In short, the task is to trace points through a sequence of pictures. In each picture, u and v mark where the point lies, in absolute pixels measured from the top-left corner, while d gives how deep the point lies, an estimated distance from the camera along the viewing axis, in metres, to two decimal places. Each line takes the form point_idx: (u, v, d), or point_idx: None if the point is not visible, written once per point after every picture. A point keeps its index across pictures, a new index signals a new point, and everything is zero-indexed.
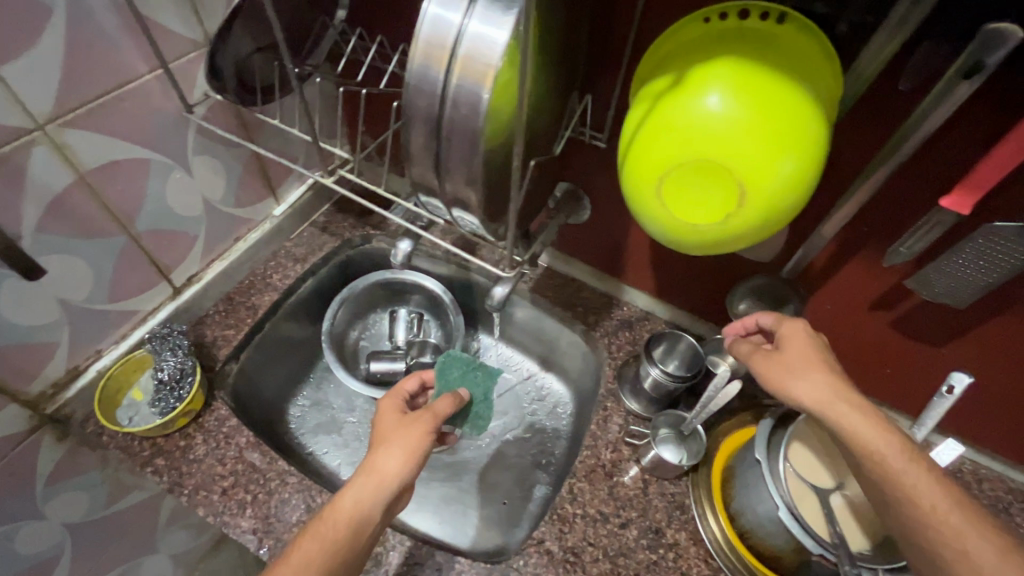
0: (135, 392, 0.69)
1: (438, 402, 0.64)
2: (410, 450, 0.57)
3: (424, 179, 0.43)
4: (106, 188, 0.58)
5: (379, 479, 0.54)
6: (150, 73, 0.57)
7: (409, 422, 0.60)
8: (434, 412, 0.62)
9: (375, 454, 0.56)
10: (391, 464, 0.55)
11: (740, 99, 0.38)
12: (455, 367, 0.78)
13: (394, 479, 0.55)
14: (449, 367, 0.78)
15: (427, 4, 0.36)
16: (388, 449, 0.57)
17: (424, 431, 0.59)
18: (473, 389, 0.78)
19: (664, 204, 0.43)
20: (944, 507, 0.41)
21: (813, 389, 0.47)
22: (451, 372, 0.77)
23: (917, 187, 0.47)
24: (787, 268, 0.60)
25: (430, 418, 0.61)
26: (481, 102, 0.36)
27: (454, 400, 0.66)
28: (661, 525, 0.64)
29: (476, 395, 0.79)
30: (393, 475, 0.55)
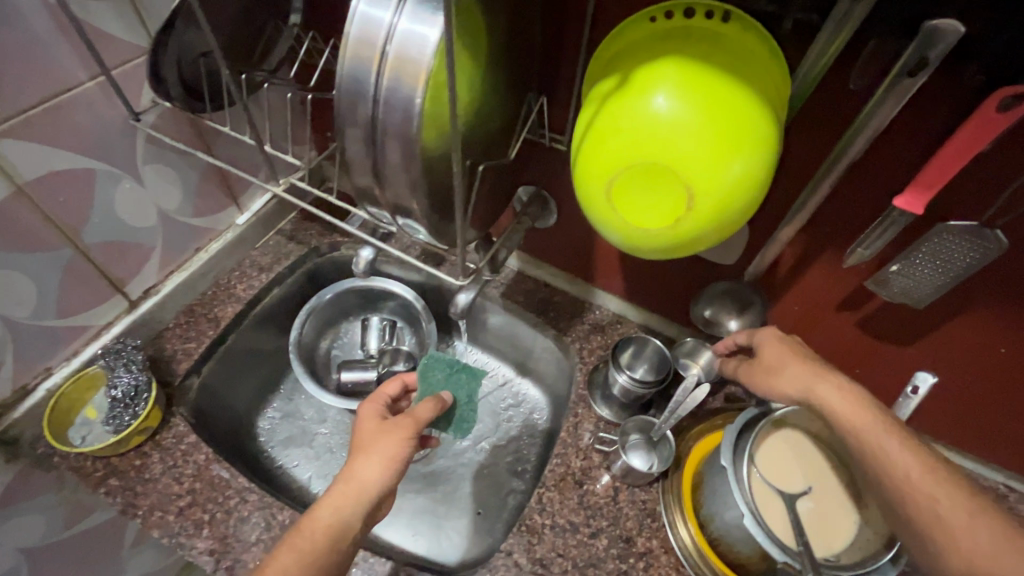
0: (89, 411, 0.66)
1: (419, 408, 0.63)
2: (389, 458, 0.56)
3: (366, 186, 0.41)
4: (48, 200, 0.56)
5: (359, 487, 0.53)
6: (91, 81, 0.55)
7: (388, 427, 0.58)
8: (415, 417, 0.61)
9: (353, 461, 0.55)
10: (370, 472, 0.55)
11: (687, 98, 0.37)
12: (437, 368, 0.73)
13: (374, 488, 0.54)
14: (432, 369, 0.73)
15: (356, 2, 0.35)
16: (366, 456, 0.55)
17: (404, 436, 0.58)
18: (456, 391, 0.72)
19: (616, 210, 0.42)
20: (918, 476, 0.43)
21: (792, 383, 0.50)
22: (434, 374, 0.72)
23: (872, 186, 0.47)
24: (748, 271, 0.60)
25: (410, 423, 0.59)
26: (413, 103, 0.35)
27: (436, 405, 0.64)
28: (631, 534, 0.63)
29: (460, 397, 0.72)
30: (374, 483, 0.54)
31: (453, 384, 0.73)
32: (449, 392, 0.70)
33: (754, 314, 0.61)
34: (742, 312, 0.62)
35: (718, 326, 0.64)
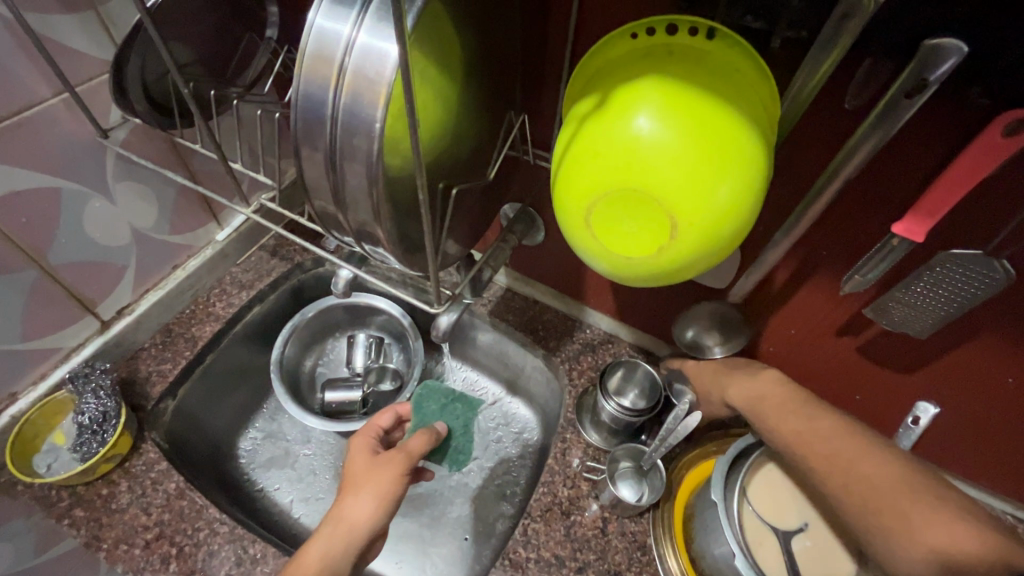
0: (56, 436, 0.64)
1: (411, 440, 0.64)
2: (382, 494, 0.57)
3: (329, 210, 0.39)
4: (9, 220, 0.54)
5: (348, 528, 0.54)
6: (55, 97, 0.53)
7: (382, 462, 0.60)
8: (409, 451, 0.62)
9: (345, 499, 0.57)
10: (361, 510, 0.56)
11: (670, 120, 0.35)
12: (431, 400, 0.75)
13: (363, 528, 0.55)
14: (427, 399, 0.75)
15: (313, 16, 0.32)
16: (359, 494, 0.57)
17: (398, 473, 0.59)
18: (451, 421, 0.75)
19: (595, 238, 0.40)
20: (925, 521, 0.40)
21: None
22: (428, 405, 0.74)
23: (869, 210, 0.44)
24: (737, 292, 0.57)
25: (404, 458, 0.61)
26: (374, 126, 0.32)
27: (428, 437, 0.65)
28: (620, 568, 0.60)
29: (456, 428, 0.75)
30: (363, 523, 0.55)
31: (448, 414, 0.75)
32: (443, 422, 0.71)
33: (737, 336, 0.59)
34: (726, 334, 0.60)
35: (699, 348, 0.61)
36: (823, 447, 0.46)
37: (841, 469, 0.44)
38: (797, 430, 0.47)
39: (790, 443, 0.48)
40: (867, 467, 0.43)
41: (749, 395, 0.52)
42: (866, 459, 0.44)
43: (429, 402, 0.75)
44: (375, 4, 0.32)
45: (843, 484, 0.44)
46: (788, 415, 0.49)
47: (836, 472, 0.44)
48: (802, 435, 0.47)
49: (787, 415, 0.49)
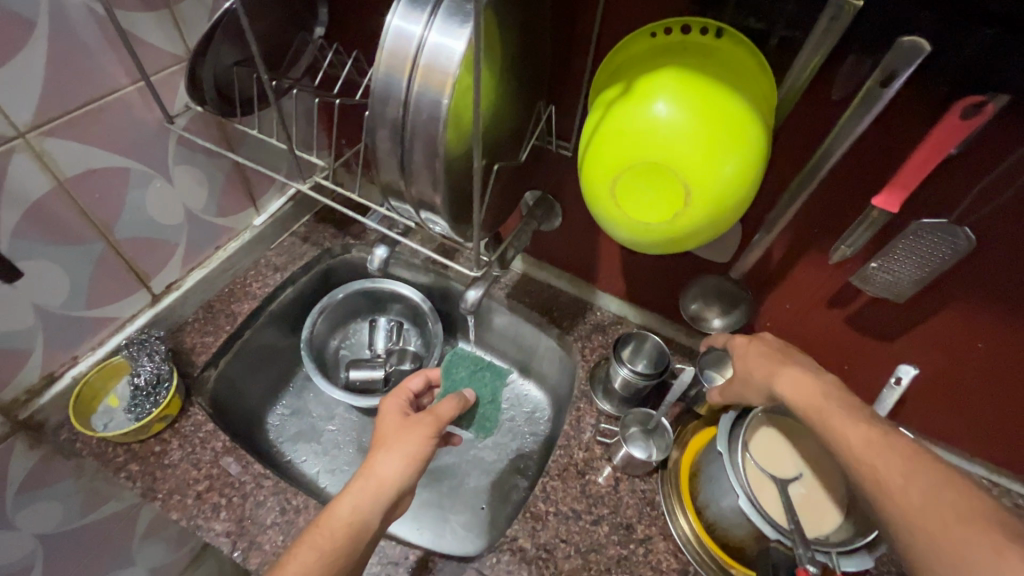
0: (111, 399, 0.69)
1: (441, 404, 0.67)
2: (411, 454, 0.60)
3: (391, 180, 0.45)
4: (86, 196, 0.60)
5: (379, 484, 0.57)
6: (131, 85, 0.59)
7: (412, 425, 0.63)
8: (439, 415, 0.65)
9: (376, 457, 0.60)
10: (391, 470, 0.59)
11: (684, 105, 0.41)
12: (461, 365, 0.82)
13: (393, 484, 0.58)
14: (456, 365, 0.82)
15: (390, 17, 0.39)
16: (389, 451, 0.60)
17: (426, 435, 0.62)
18: (481, 389, 0.81)
19: (619, 206, 0.46)
20: None
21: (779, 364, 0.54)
22: (458, 371, 0.82)
23: (856, 189, 0.51)
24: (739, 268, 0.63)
25: (432, 422, 0.64)
26: (441, 107, 0.39)
27: (457, 403, 0.68)
28: (632, 521, 0.65)
29: (484, 395, 0.81)
30: (392, 480, 0.58)
31: (476, 380, 0.82)
32: (472, 391, 0.74)
33: (737, 310, 0.67)
34: (724, 307, 0.68)
35: (702, 321, 0.70)
36: (896, 463, 0.40)
37: (919, 488, 0.38)
38: (866, 436, 0.42)
39: (854, 451, 0.42)
40: (948, 494, 0.37)
41: (801, 392, 0.49)
42: (948, 491, 0.38)
43: (458, 368, 0.82)
44: (443, 8, 0.39)
45: (917, 504, 0.38)
46: (852, 421, 0.44)
47: (913, 499, 0.38)
48: (874, 444, 0.42)
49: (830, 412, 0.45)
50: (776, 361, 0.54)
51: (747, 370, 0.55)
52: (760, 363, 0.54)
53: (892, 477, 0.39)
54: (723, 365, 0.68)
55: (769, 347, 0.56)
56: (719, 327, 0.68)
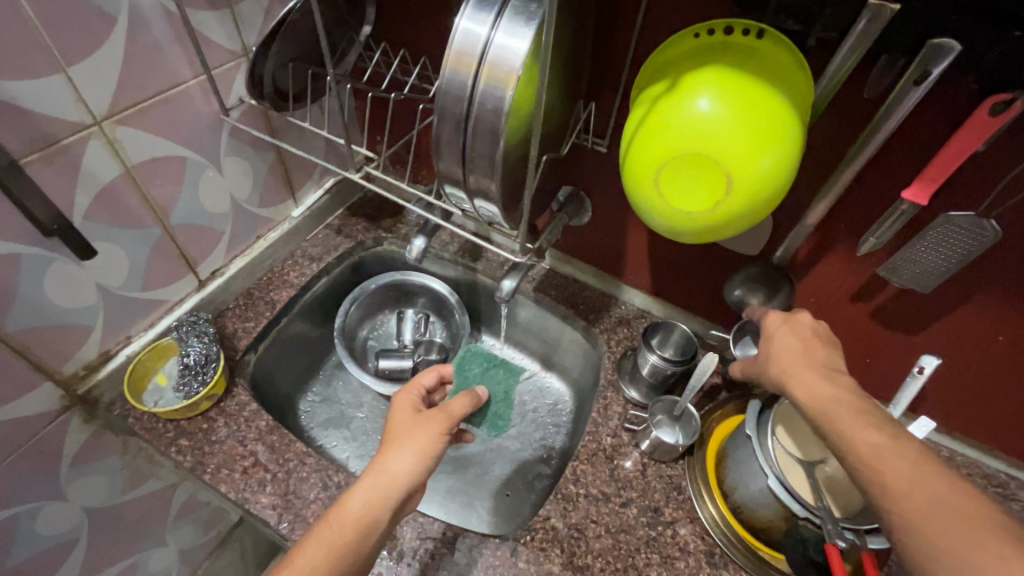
0: (160, 377, 0.73)
1: (454, 402, 0.63)
2: (422, 451, 0.57)
3: (449, 168, 0.48)
4: (147, 181, 0.63)
5: (390, 479, 0.54)
6: (194, 79, 0.62)
7: (421, 423, 0.59)
8: (450, 412, 0.61)
9: (386, 453, 0.56)
10: (401, 464, 0.55)
11: (726, 100, 0.44)
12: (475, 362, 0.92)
13: (404, 481, 0.55)
14: (470, 362, 0.92)
15: (459, 19, 0.42)
16: (400, 448, 0.56)
17: (439, 431, 0.59)
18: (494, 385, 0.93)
19: (660, 195, 0.49)
20: None
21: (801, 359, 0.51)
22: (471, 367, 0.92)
23: (885, 184, 0.54)
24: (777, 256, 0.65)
25: (444, 419, 0.60)
26: (504, 101, 0.42)
27: (470, 401, 0.65)
28: (659, 504, 0.67)
29: (497, 393, 0.93)
30: (403, 476, 0.55)
31: (490, 377, 0.93)
32: (483, 388, 0.71)
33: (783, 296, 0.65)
34: (769, 296, 0.66)
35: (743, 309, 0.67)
36: (898, 467, 0.40)
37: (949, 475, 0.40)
38: (873, 441, 0.42)
39: (860, 455, 0.42)
40: (945, 496, 0.38)
41: (816, 392, 0.48)
42: (947, 493, 0.38)
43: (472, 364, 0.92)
44: (508, 11, 0.42)
45: (910, 498, 0.38)
46: (862, 425, 0.43)
47: (916, 505, 0.38)
48: (879, 449, 0.41)
49: (850, 402, 0.46)
50: (802, 359, 0.52)
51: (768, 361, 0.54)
52: (784, 357, 0.53)
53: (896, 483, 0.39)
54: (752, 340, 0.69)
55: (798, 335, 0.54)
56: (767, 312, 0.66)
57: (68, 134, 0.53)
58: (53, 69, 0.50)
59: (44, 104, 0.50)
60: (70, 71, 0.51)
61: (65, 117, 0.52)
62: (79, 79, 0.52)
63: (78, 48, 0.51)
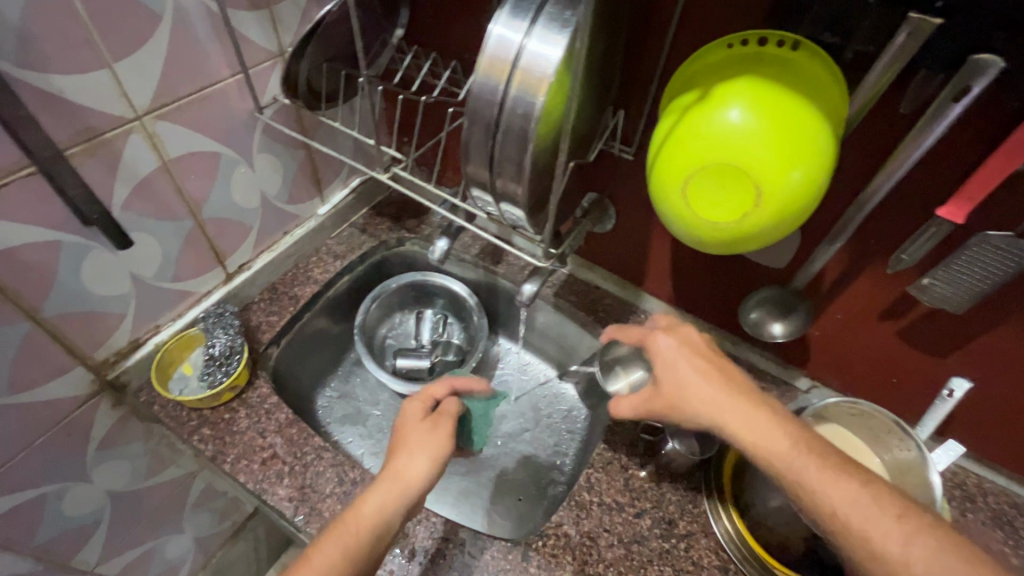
0: (186, 366, 0.74)
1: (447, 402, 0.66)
2: (435, 455, 0.58)
3: (477, 172, 0.48)
4: (182, 176, 0.65)
5: (405, 483, 0.55)
6: (231, 77, 0.64)
7: (430, 426, 0.61)
8: (451, 415, 0.64)
9: (397, 459, 0.57)
10: (417, 468, 0.57)
11: (758, 112, 0.44)
12: None
13: (420, 484, 0.56)
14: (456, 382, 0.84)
15: (493, 25, 0.42)
16: (413, 453, 0.58)
17: (447, 435, 0.60)
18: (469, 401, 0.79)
19: (688, 205, 0.49)
20: None
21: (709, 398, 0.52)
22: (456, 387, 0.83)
23: (918, 200, 0.52)
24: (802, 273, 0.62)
25: (450, 422, 0.62)
26: (535, 107, 0.42)
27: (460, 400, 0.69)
28: (673, 517, 0.67)
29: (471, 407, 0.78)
30: (418, 480, 0.56)
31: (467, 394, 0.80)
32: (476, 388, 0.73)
33: (798, 317, 0.65)
34: (786, 316, 0.66)
35: (765, 334, 0.67)
36: (884, 523, 0.43)
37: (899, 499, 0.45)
38: (850, 495, 0.44)
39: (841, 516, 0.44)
40: (930, 541, 0.42)
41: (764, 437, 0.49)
42: (930, 537, 0.42)
43: None
44: (543, 17, 0.42)
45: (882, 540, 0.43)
46: (829, 476, 0.46)
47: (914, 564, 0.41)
48: (858, 504, 0.44)
49: None
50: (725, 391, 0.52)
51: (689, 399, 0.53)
52: (707, 393, 0.52)
53: (887, 542, 0.42)
54: (631, 365, 0.70)
55: (700, 357, 0.56)
56: (780, 335, 0.66)
57: (111, 127, 0.55)
58: (99, 63, 0.51)
59: (90, 98, 0.52)
60: (116, 67, 0.53)
61: (109, 112, 0.54)
62: (123, 74, 0.54)
63: (125, 45, 0.53)
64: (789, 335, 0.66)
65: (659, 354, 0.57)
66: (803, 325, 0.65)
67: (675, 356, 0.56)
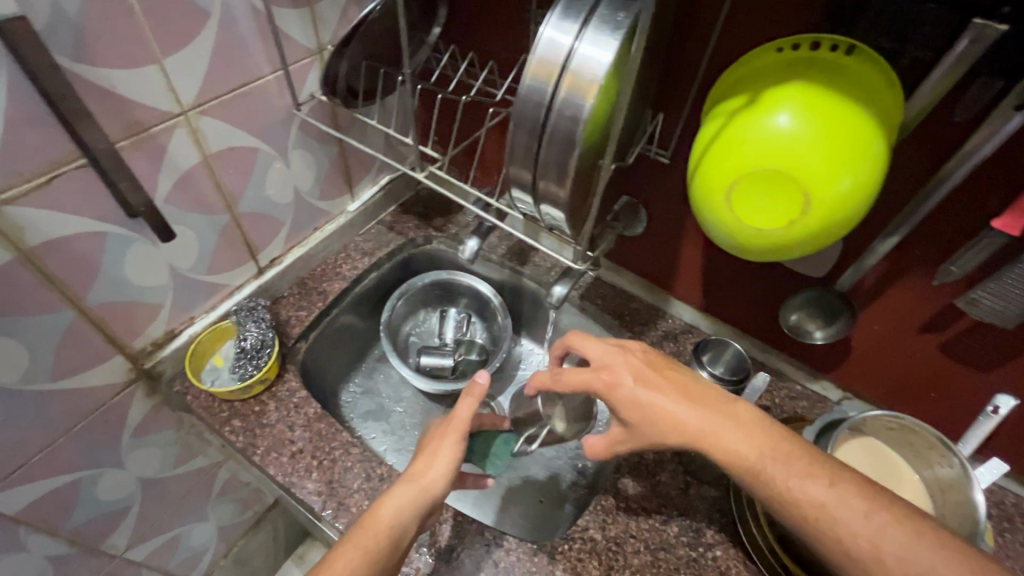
0: (217, 359, 0.75)
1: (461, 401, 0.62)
2: (450, 459, 0.58)
3: (519, 173, 0.48)
4: (222, 170, 0.66)
5: (419, 488, 0.55)
6: (272, 74, 0.65)
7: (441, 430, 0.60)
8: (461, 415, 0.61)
9: (418, 463, 0.58)
10: (434, 474, 0.56)
11: (809, 117, 0.43)
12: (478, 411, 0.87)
13: (436, 490, 0.55)
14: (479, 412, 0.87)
15: (543, 28, 0.42)
16: (429, 459, 0.58)
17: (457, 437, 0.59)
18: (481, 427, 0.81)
19: (732, 211, 0.48)
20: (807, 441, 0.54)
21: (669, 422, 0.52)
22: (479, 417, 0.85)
23: (970, 210, 0.51)
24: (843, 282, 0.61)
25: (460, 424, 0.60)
26: (583, 111, 0.42)
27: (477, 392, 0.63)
28: (701, 525, 0.66)
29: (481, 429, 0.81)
30: (434, 486, 0.56)
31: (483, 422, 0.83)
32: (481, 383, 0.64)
33: (840, 322, 0.64)
34: (828, 320, 0.65)
35: (801, 334, 0.67)
36: (853, 521, 0.43)
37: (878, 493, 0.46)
38: (820, 497, 0.45)
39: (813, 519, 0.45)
40: (899, 533, 0.43)
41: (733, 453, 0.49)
42: (900, 528, 0.43)
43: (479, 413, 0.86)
44: (594, 21, 0.42)
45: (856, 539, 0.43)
46: (797, 480, 0.46)
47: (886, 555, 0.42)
48: (827, 506, 0.44)
49: None
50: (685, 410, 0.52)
51: (653, 423, 0.53)
52: (667, 415, 0.52)
53: (858, 540, 0.43)
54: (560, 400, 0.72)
55: (652, 377, 0.56)
56: (820, 339, 0.66)
57: (157, 122, 0.56)
58: (150, 59, 0.52)
59: (140, 93, 0.53)
60: (165, 63, 0.54)
61: (157, 106, 0.55)
62: (171, 70, 0.55)
63: (175, 41, 0.54)
64: (830, 339, 0.65)
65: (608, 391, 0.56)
66: (845, 330, 0.64)
67: (632, 388, 0.55)
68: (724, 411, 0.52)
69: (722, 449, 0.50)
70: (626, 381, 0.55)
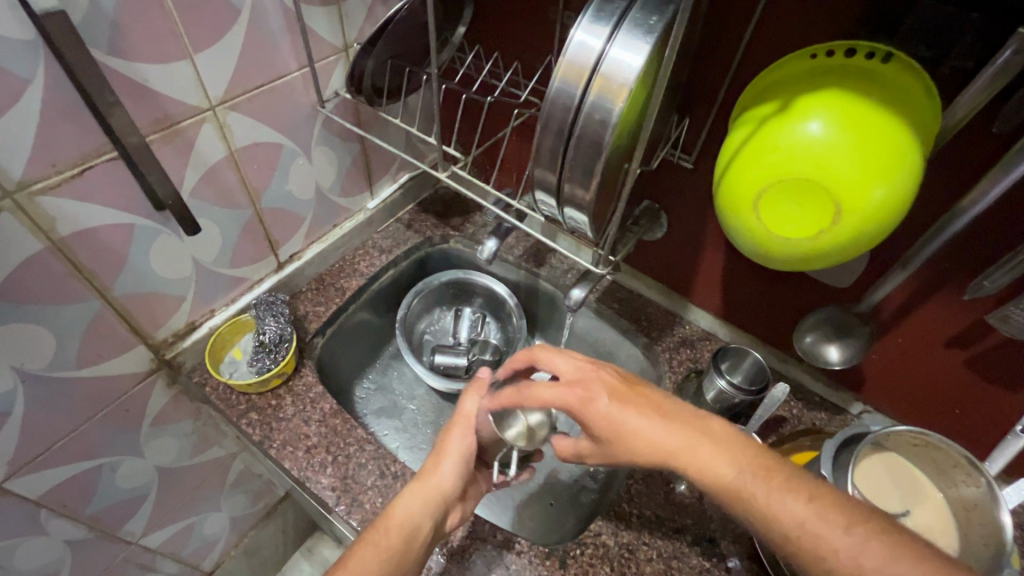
0: (236, 351, 0.76)
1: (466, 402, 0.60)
2: (462, 458, 0.57)
3: (544, 175, 0.48)
4: (246, 165, 0.66)
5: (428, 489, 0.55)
6: (298, 71, 0.65)
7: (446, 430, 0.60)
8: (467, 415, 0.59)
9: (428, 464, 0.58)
10: (446, 474, 0.57)
11: (842, 126, 0.42)
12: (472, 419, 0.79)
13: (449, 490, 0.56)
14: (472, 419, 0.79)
15: (575, 31, 0.42)
16: (440, 461, 0.58)
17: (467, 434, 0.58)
18: None
19: (759, 219, 0.47)
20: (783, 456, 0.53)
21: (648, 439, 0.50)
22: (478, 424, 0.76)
23: (1004, 224, 0.50)
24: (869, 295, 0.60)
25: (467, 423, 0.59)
26: (612, 115, 0.41)
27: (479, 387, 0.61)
28: (715, 536, 0.65)
29: None
30: (446, 488, 0.56)
31: None
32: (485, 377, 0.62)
33: (857, 341, 0.63)
34: (844, 339, 0.64)
35: (818, 357, 0.65)
36: (833, 537, 0.42)
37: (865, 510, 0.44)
38: (799, 513, 0.44)
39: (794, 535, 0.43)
40: (880, 547, 0.41)
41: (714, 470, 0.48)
42: (880, 540, 0.42)
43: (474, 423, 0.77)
44: (625, 24, 0.41)
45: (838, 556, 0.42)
46: (778, 496, 0.45)
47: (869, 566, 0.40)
48: (805, 521, 0.43)
49: None
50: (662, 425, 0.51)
51: (630, 442, 0.51)
52: (645, 432, 0.50)
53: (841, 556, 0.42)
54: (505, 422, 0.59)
55: (627, 394, 0.54)
56: (838, 359, 0.63)
57: (186, 117, 0.57)
58: (181, 54, 0.53)
59: (170, 88, 0.54)
60: (195, 58, 0.54)
61: (186, 101, 0.56)
62: (202, 66, 0.55)
63: (206, 37, 0.54)
64: (847, 361, 0.63)
65: (582, 412, 0.53)
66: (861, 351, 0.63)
67: (607, 405, 0.52)
68: (702, 427, 0.51)
69: (701, 465, 0.48)
70: (600, 398, 0.53)
